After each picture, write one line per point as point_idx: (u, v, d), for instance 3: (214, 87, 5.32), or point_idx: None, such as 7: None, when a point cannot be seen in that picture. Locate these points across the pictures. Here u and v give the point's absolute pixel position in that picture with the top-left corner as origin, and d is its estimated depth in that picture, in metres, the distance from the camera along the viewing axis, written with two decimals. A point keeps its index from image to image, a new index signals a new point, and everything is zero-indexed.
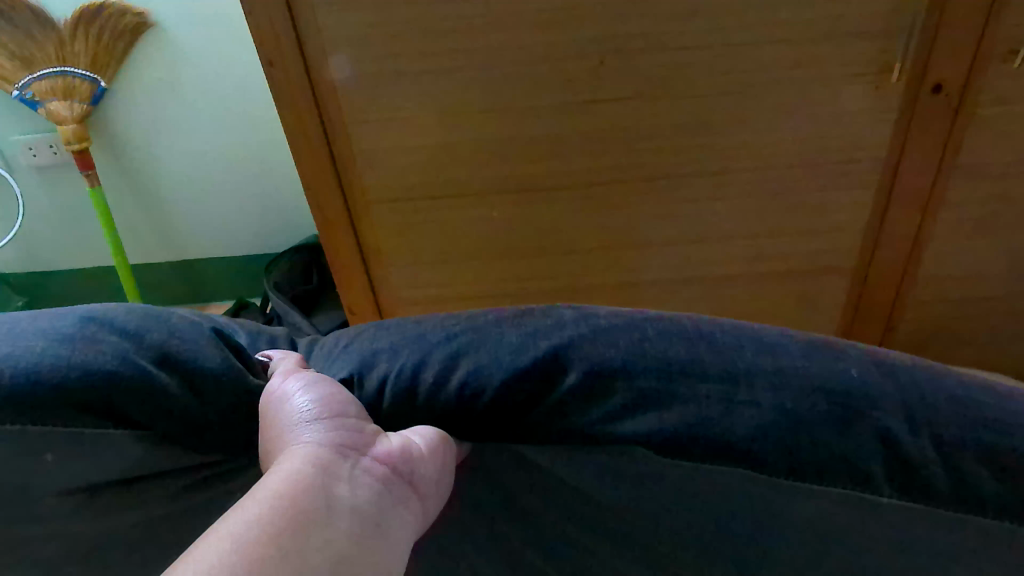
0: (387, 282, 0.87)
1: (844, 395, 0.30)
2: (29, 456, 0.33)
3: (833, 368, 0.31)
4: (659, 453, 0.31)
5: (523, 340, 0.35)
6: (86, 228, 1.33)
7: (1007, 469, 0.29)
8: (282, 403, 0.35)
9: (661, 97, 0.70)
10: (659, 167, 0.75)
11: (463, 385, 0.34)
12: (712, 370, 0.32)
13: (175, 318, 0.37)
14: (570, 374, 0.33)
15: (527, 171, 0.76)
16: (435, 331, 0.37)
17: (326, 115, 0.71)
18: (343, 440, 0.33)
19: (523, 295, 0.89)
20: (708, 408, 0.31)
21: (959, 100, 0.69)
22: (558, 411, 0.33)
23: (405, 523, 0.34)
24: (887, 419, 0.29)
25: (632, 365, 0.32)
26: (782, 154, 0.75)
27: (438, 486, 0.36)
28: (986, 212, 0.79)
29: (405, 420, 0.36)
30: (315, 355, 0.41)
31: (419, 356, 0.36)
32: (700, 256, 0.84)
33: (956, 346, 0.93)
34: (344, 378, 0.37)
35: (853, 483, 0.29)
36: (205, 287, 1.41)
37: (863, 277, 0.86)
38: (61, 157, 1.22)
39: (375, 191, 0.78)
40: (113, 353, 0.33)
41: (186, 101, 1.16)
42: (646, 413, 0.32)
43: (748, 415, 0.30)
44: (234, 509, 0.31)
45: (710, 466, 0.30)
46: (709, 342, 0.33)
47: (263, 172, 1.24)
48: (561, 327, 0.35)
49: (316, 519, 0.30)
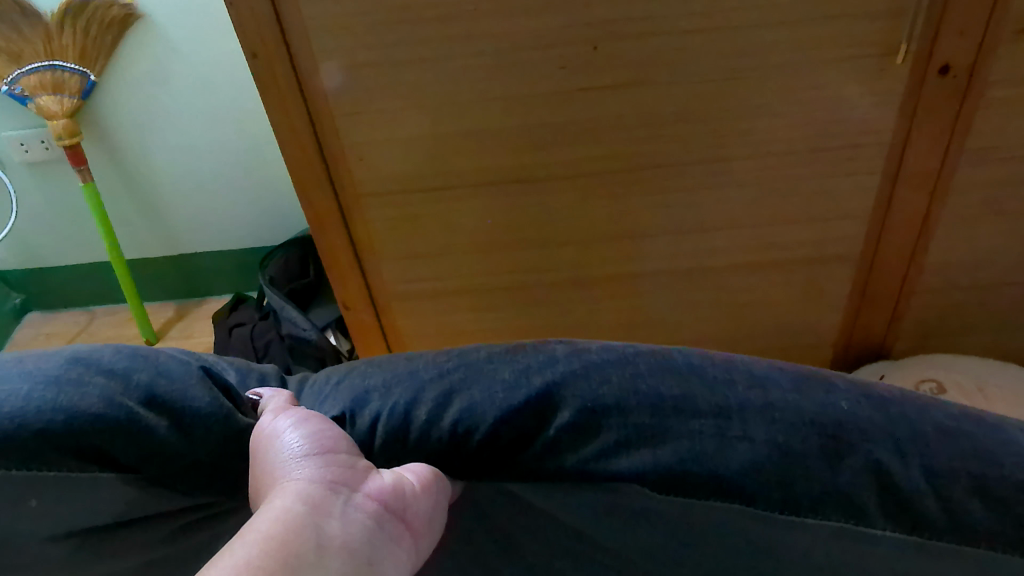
0: (380, 276, 0.85)
1: (834, 432, 0.37)
2: (17, 501, 0.37)
3: (818, 404, 0.38)
4: (654, 488, 0.37)
5: (516, 379, 0.41)
6: (81, 225, 1.32)
7: (997, 498, 0.34)
8: (273, 441, 0.38)
9: (658, 84, 0.68)
10: (657, 155, 0.73)
11: (457, 422, 0.40)
12: (706, 406, 0.38)
13: (163, 359, 0.42)
14: (564, 412, 0.40)
15: (523, 162, 0.74)
16: (428, 369, 0.44)
17: (313, 107, 0.69)
18: (334, 475, 0.35)
19: (521, 287, 0.87)
20: (703, 442, 0.37)
21: (967, 81, 0.67)
22: (552, 448, 0.40)
23: (397, 559, 0.34)
24: (876, 452, 0.36)
25: (625, 403, 0.39)
26: (784, 141, 0.72)
27: (431, 524, 0.38)
28: (996, 197, 0.77)
29: (394, 459, 0.41)
30: (306, 393, 0.46)
31: (411, 395, 0.42)
32: (702, 246, 0.82)
33: (967, 333, 0.91)
34: (337, 416, 0.42)
35: (847, 516, 0.35)
36: (203, 282, 1.40)
37: (870, 264, 0.84)
38: (53, 152, 1.21)
39: (366, 185, 0.76)
40: (101, 396, 0.38)
41: (176, 95, 1.14)
42: (640, 448, 0.38)
43: (742, 448, 0.37)
44: (224, 551, 0.31)
45: (714, 502, 0.37)
46: (700, 378, 0.40)
47: (256, 165, 1.22)
48: (554, 363, 0.42)
49: (308, 556, 0.30)
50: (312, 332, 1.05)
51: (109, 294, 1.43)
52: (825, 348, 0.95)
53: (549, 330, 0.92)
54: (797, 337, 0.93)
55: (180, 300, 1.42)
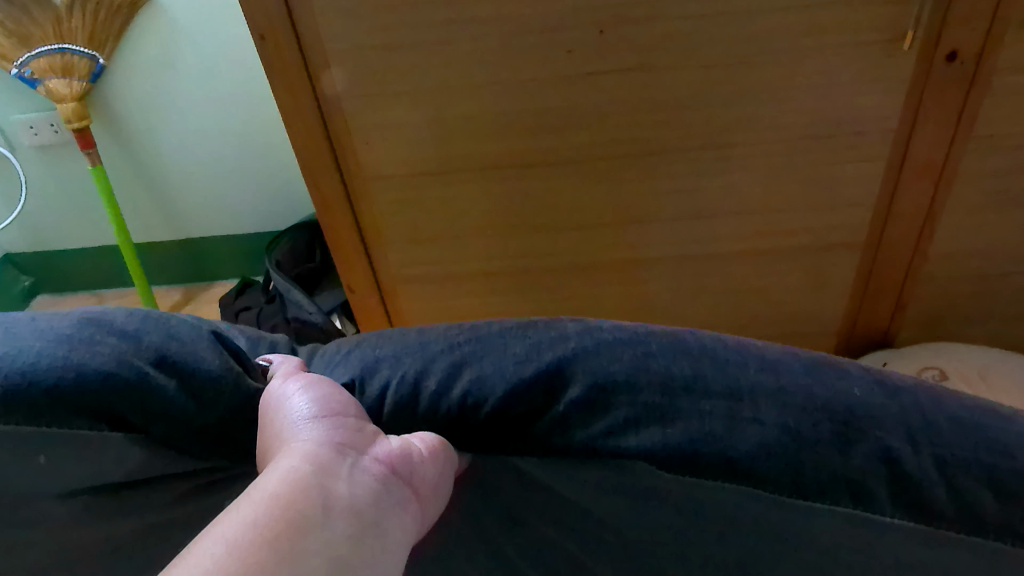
0: (386, 261, 0.86)
1: (847, 417, 0.35)
2: (22, 458, 0.36)
3: (831, 389, 0.36)
4: (662, 466, 0.36)
5: (527, 353, 0.40)
6: (90, 209, 1.33)
7: (1004, 490, 0.34)
8: (283, 402, 0.38)
9: (664, 68, 0.68)
10: (662, 141, 0.73)
11: (466, 395, 0.40)
12: (716, 387, 0.37)
13: (174, 322, 0.42)
14: (574, 387, 0.38)
15: (529, 147, 0.74)
16: (439, 341, 0.43)
17: (319, 90, 0.70)
18: (343, 438, 0.36)
19: (526, 272, 0.87)
20: (713, 422, 0.36)
21: (974, 69, 0.67)
22: (560, 423, 0.39)
23: (403, 522, 0.34)
24: (887, 439, 0.34)
25: (635, 380, 0.38)
26: (791, 127, 0.72)
27: (436, 489, 0.38)
28: (1002, 186, 0.76)
29: (402, 425, 0.41)
30: (316, 360, 0.46)
31: (421, 366, 0.42)
32: (707, 234, 0.83)
33: (971, 323, 0.92)
34: (347, 383, 0.42)
35: (855, 502, 0.34)
36: (210, 266, 1.40)
37: (874, 252, 0.84)
38: (62, 136, 1.21)
39: (373, 169, 0.76)
40: (111, 355, 0.37)
41: (184, 79, 1.15)
42: (648, 426, 0.37)
43: (751, 431, 0.36)
44: (230, 509, 0.31)
45: (720, 483, 0.35)
46: (712, 360, 0.39)
47: (263, 150, 1.23)
48: (566, 340, 0.41)
49: (316, 515, 0.31)
50: (318, 315, 1.06)
51: (117, 277, 1.44)
52: (829, 337, 0.95)
53: (555, 316, 0.92)
54: (800, 326, 0.93)
55: (187, 284, 1.43)
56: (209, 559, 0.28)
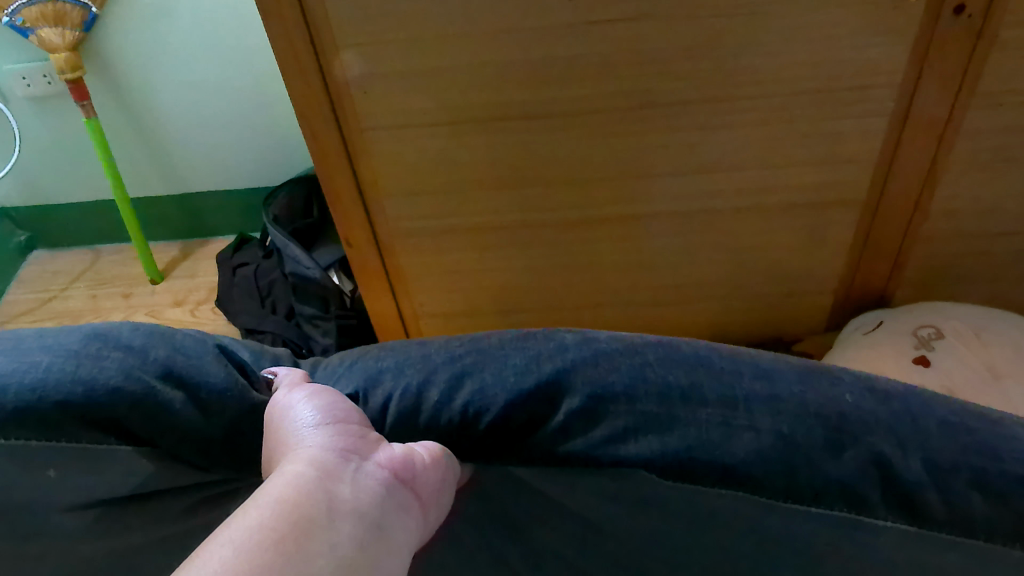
0: (384, 214, 0.85)
1: (840, 426, 0.41)
2: (35, 470, 0.42)
3: (823, 402, 0.42)
4: (660, 474, 0.43)
5: (526, 364, 0.46)
6: (86, 163, 1.32)
7: (997, 493, 0.39)
8: (289, 412, 0.42)
9: (667, 17, 0.66)
10: (663, 94, 0.73)
11: (467, 404, 0.45)
12: (711, 395, 0.43)
13: (181, 338, 0.47)
14: (574, 397, 0.45)
15: (530, 98, 0.73)
16: (440, 353, 0.48)
17: (317, 35, 0.68)
18: (346, 444, 0.40)
19: (524, 227, 0.87)
20: (709, 430, 0.42)
21: (981, 22, 0.66)
22: (562, 431, 0.45)
23: (405, 526, 0.38)
24: (881, 446, 0.41)
25: (631, 390, 0.44)
26: (793, 81, 0.72)
27: (437, 497, 0.42)
28: (1004, 143, 0.76)
29: (402, 433, 0.46)
30: (319, 371, 0.51)
31: (425, 376, 0.47)
32: (706, 188, 0.82)
33: (968, 284, 0.92)
34: (351, 393, 0.48)
35: (850, 506, 0.41)
36: (206, 222, 1.40)
37: (874, 210, 0.84)
38: (55, 87, 1.20)
39: (370, 119, 0.75)
40: (118, 368, 0.43)
41: (178, 30, 1.13)
42: (645, 435, 0.43)
43: (747, 437, 0.42)
44: (237, 514, 0.34)
45: (718, 489, 0.42)
46: (707, 369, 0.45)
47: (259, 103, 1.22)
48: (564, 351, 0.47)
49: (320, 516, 0.34)
50: (316, 271, 1.06)
51: (113, 233, 1.43)
52: (827, 296, 0.95)
53: (552, 272, 0.92)
54: (798, 284, 0.93)
55: (184, 241, 1.43)
56: (221, 555, 0.31)
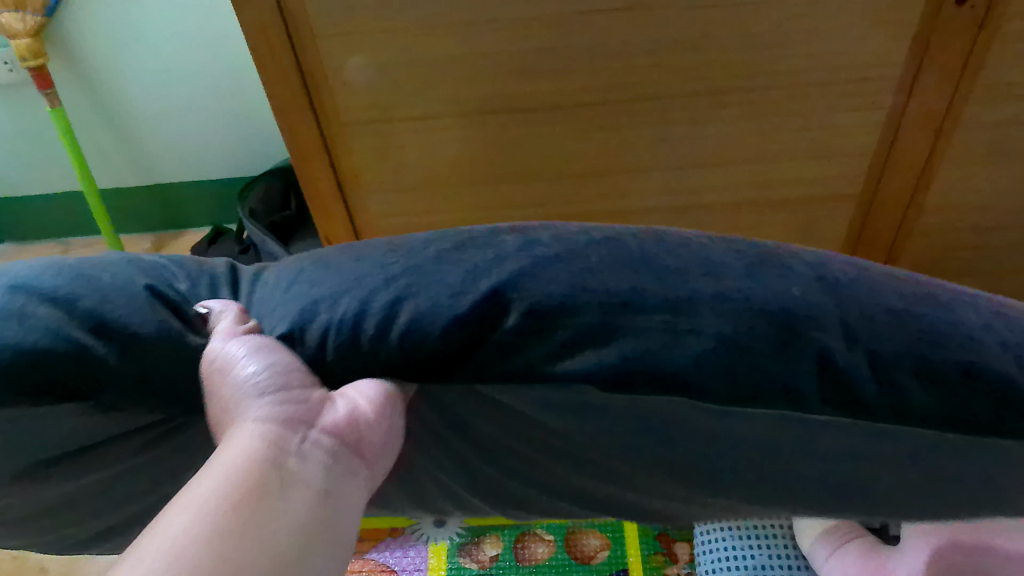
0: (365, 210, 0.82)
1: (942, 345, 0.26)
2: None
3: (919, 314, 0.27)
4: (609, 389, 0.26)
5: (463, 279, 0.29)
6: (52, 152, 1.27)
7: None
8: (224, 372, 0.29)
9: (661, 6, 0.64)
10: (656, 85, 0.70)
11: (404, 334, 0.28)
12: (655, 297, 0.27)
13: (109, 275, 0.31)
14: (512, 314, 0.27)
15: (519, 90, 0.70)
16: (372, 266, 0.30)
17: (292, 26, 0.64)
18: (290, 405, 0.29)
19: (511, 222, 0.84)
20: (648, 337, 0.26)
21: (985, 13, 0.64)
22: (501, 354, 0.28)
23: (357, 492, 0.29)
24: (997, 362, 0.26)
25: (577, 299, 0.27)
26: (791, 72, 0.69)
27: (387, 447, 0.31)
28: (1003, 136, 0.74)
29: (347, 372, 0.30)
30: (253, 289, 0.33)
31: (356, 297, 0.29)
32: (700, 182, 0.79)
33: (961, 277, 0.91)
34: (283, 334, 0.30)
35: (970, 428, 0.26)
36: (180, 214, 1.35)
37: (868, 204, 0.82)
38: (18, 75, 1.14)
39: (350, 113, 0.72)
40: (43, 327, 0.28)
41: (145, 15, 1.08)
42: (593, 347, 0.27)
43: (688, 342, 0.26)
44: (181, 493, 0.27)
45: (769, 414, 0.26)
46: (653, 268, 0.28)
47: (232, 91, 1.17)
48: (504, 258, 0.29)
49: (271, 486, 0.27)
50: None
51: (83, 226, 1.38)
52: None
53: None
54: None
55: (157, 234, 1.39)
56: (159, 550, 0.25)
